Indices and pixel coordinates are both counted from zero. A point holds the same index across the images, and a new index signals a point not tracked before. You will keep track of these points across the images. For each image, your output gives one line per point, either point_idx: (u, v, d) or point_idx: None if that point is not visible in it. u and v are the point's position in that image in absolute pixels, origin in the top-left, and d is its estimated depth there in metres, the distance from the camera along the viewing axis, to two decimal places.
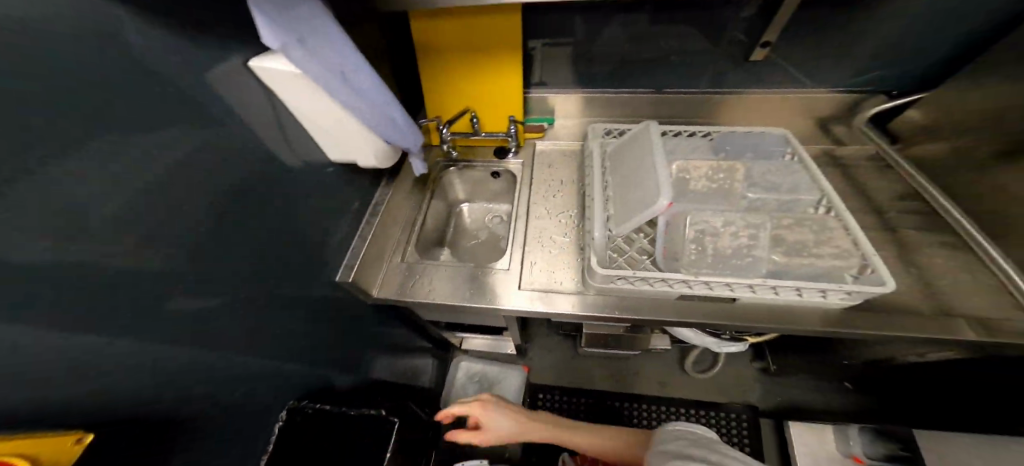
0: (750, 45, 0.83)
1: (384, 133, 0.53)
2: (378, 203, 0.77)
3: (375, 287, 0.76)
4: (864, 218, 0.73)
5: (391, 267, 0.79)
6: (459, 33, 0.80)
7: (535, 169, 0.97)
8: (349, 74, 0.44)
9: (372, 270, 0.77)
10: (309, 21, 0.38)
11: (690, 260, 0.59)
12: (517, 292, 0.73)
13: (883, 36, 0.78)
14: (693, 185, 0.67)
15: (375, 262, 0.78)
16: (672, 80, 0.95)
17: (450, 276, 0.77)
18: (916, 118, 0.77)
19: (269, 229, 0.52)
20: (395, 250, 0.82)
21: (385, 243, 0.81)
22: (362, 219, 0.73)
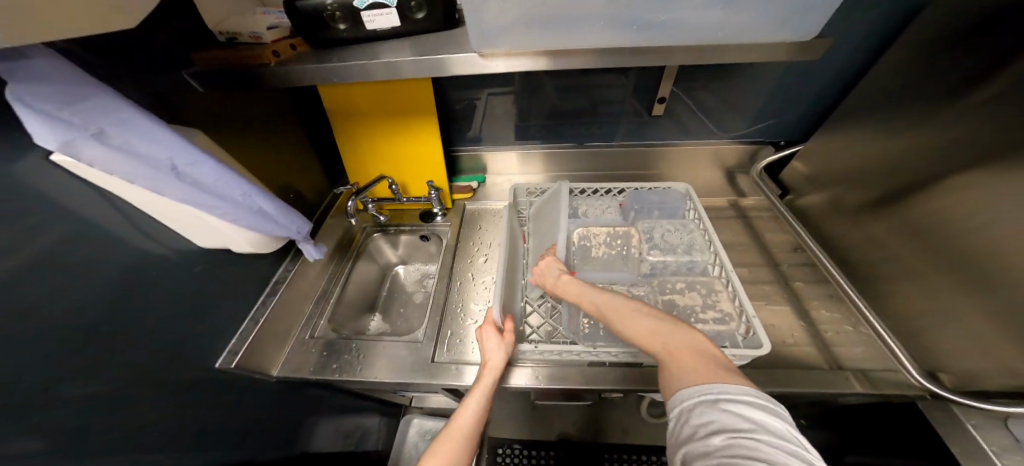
0: (648, 101, 0.91)
1: (249, 224, 0.48)
2: (284, 280, 0.74)
3: (277, 366, 0.70)
4: (765, 270, 0.77)
5: (300, 344, 0.74)
6: (368, 102, 0.79)
7: (462, 230, 0.96)
8: (187, 168, 0.40)
9: (276, 351, 0.71)
10: (117, 117, 0.34)
11: (585, 333, 0.60)
12: (429, 366, 0.69)
13: (765, 93, 0.88)
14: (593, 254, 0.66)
15: (282, 341, 0.73)
16: (585, 134, 1.01)
17: (359, 353, 0.73)
18: (802, 169, 0.88)
19: (138, 316, 0.47)
20: (305, 327, 0.77)
21: (295, 318, 0.76)
22: (262, 300, 0.70)
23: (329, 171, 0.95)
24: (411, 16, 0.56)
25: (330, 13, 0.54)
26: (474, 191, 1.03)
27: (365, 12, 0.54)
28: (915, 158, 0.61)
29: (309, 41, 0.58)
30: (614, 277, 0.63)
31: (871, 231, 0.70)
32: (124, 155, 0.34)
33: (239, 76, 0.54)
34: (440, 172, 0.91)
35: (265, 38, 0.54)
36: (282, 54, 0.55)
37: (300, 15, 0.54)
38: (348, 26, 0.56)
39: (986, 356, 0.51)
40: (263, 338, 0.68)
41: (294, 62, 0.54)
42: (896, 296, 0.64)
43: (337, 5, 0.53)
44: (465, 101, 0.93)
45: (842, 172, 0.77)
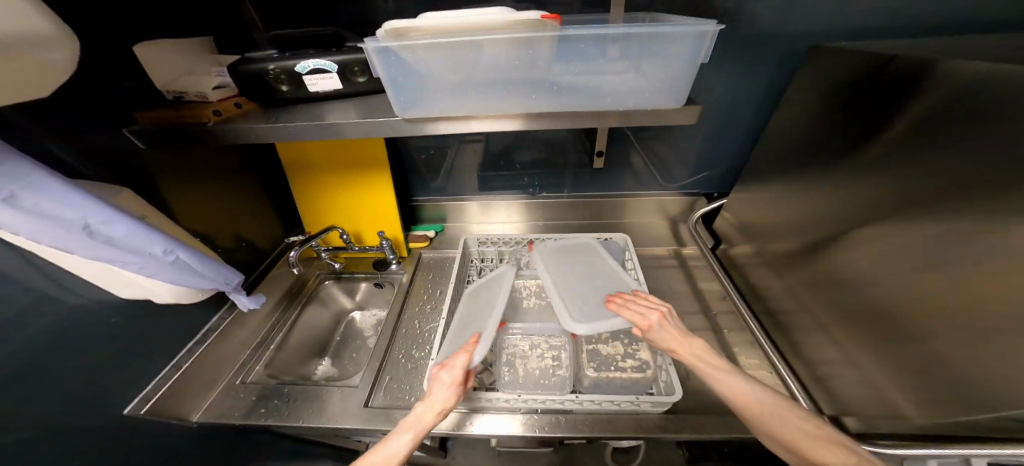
0: (591, 157, 1.00)
1: (171, 278, 0.49)
2: (217, 329, 0.70)
3: (199, 413, 0.63)
4: (701, 319, 0.80)
5: (228, 391, 0.68)
6: (325, 156, 0.83)
7: (416, 276, 0.96)
8: (103, 227, 0.41)
9: (202, 397, 0.65)
10: (26, 184, 0.35)
11: (504, 381, 0.58)
12: (360, 412, 0.65)
13: (693, 152, 0.98)
14: (526, 305, 0.72)
15: (207, 389, 0.66)
16: (538, 186, 1.08)
17: (291, 396, 0.67)
18: (732, 222, 0.95)
19: (44, 368, 0.44)
20: (238, 372, 0.71)
21: (226, 365, 0.71)
22: (187, 347, 0.65)
23: (287, 216, 0.97)
24: (352, 79, 0.62)
25: (274, 77, 0.59)
26: (430, 240, 1.04)
27: (307, 77, 0.60)
28: (817, 215, 0.69)
29: (256, 100, 0.62)
30: (541, 326, 0.65)
31: (789, 281, 0.75)
32: (32, 217, 0.35)
33: (177, 132, 0.57)
34: (394, 223, 0.93)
35: (210, 97, 0.60)
36: (224, 113, 0.59)
37: (244, 78, 0.59)
38: (291, 88, 0.61)
39: (879, 400, 0.54)
40: (184, 388, 0.62)
41: (234, 120, 0.58)
42: (810, 343, 0.67)
43: (279, 69, 0.58)
44: (422, 154, 1.00)
45: (762, 225, 0.85)
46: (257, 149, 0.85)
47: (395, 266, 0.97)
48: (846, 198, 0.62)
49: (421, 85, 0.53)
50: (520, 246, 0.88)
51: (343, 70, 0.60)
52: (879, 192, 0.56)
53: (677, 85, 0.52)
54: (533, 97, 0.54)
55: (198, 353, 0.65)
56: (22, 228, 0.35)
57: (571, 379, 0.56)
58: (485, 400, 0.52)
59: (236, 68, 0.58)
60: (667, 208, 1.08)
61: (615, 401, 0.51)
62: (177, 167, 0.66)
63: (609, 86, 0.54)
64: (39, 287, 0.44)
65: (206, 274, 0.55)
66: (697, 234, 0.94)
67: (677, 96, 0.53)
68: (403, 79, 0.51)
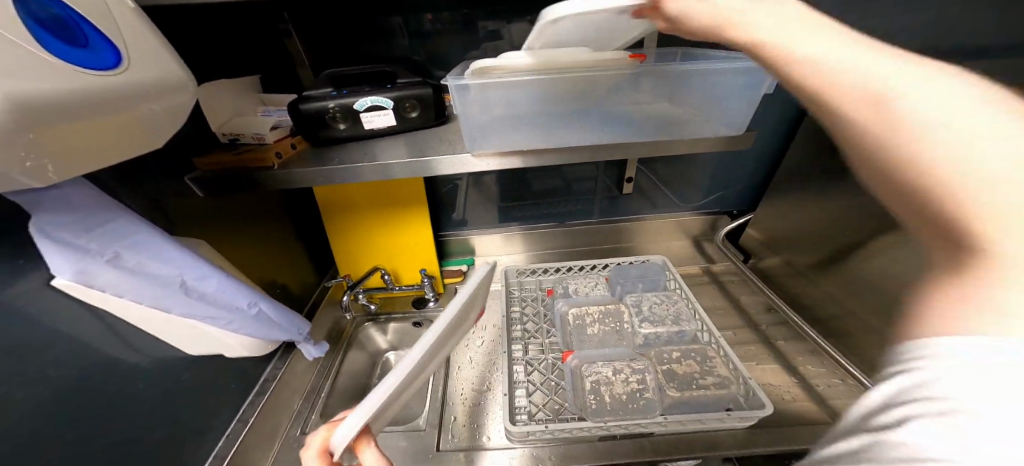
0: (616, 183, 1.04)
1: (253, 331, 0.49)
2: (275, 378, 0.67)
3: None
4: (749, 334, 0.81)
5: (289, 445, 0.63)
6: (366, 200, 0.83)
7: (456, 313, 0.93)
8: (193, 283, 0.42)
9: (266, 450, 0.61)
10: (124, 239, 0.36)
11: (590, 410, 0.58)
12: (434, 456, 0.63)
13: (710, 172, 1.04)
14: (588, 331, 0.72)
15: (268, 443, 0.61)
16: (565, 213, 1.11)
17: None
18: (756, 236, 0.99)
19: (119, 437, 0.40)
20: (295, 424, 0.66)
21: (281, 415, 0.66)
22: (250, 400, 0.62)
23: (319, 258, 0.95)
24: (405, 114, 0.64)
25: (332, 115, 0.60)
26: (463, 274, 1.03)
27: (364, 114, 0.62)
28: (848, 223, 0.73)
29: (309, 139, 0.63)
30: (607, 353, 0.67)
31: (827, 289, 0.78)
32: (136, 278, 0.37)
33: (238, 177, 0.56)
34: (431, 260, 0.92)
35: (268, 138, 0.59)
36: (284, 156, 0.59)
37: (303, 115, 0.60)
38: (347, 125, 0.62)
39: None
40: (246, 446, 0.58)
41: (294, 164, 0.58)
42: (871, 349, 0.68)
43: (339, 108, 0.60)
44: (453, 190, 1.02)
45: (789, 236, 0.89)
46: (295, 193, 0.85)
47: (433, 303, 0.95)
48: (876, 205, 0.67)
49: (493, 122, 0.56)
50: (563, 273, 0.89)
51: (397, 103, 0.63)
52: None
53: (726, 116, 0.57)
54: (598, 129, 0.58)
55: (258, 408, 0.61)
56: (122, 288, 0.37)
57: (656, 402, 0.56)
58: (579, 430, 0.51)
59: (297, 105, 0.58)
60: (689, 228, 1.12)
61: (709, 420, 0.51)
62: (227, 214, 0.65)
63: (669, 117, 0.58)
64: (114, 348, 0.41)
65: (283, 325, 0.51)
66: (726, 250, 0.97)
67: (730, 123, 0.58)
68: (477, 119, 0.55)
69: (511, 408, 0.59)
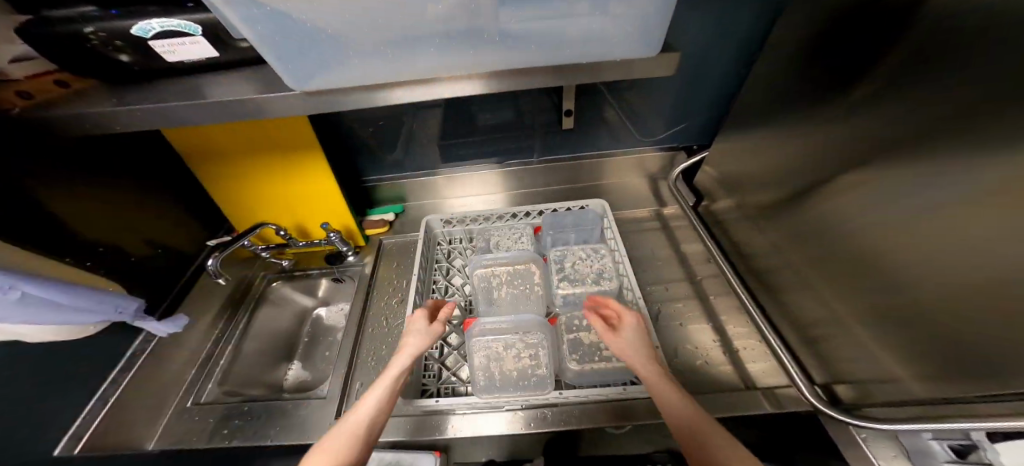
0: (556, 116, 0.88)
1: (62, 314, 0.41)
2: (145, 352, 0.67)
3: (154, 441, 0.59)
4: (682, 287, 0.77)
5: (179, 415, 0.63)
6: (235, 145, 0.67)
7: (377, 268, 0.87)
8: None
9: (157, 423, 0.61)
10: None
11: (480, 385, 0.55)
12: (330, 426, 0.61)
13: (672, 100, 0.88)
14: (499, 296, 0.67)
15: (156, 411, 0.62)
16: (504, 153, 0.97)
17: (252, 414, 0.63)
18: (712, 174, 0.88)
19: None
20: (188, 393, 0.66)
21: (170, 388, 0.65)
22: (111, 378, 0.62)
23: (209, 212, 0.83)
24: (232, 44, 0.43)
25: (102, 44, 0.40)
26: (389, 224, 0.94)
27: (154, 42, 0.41)
28: (804, 165, 0.63)
29: (94, 76, 0.44)
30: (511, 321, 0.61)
31: (772, 236, 0.71)
32: None
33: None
34: (342, 213, 0.81)
35: (12, 75, 0.44)
36: (36, 95, 0.43)
37: (67, 44, 0.39)
38: (133, 59, 0.43)
39: (870, 363, 0.53)
40: (124, 416, 0.60)
41: (59, 103, 0.42)
42: (800, 305, 0.65)
43: (106, 33, 0.39)
44: (363, 128, 0.86)
45: (745, 179, 0.78)
46: (145, 141, 0.69)
47: (353, 257, 0.88)
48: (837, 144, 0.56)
49: (315, 50, 0.39)
50: (487, 221, 0.80)
51: (215, 31, 0.41)
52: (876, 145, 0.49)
53: (645, 32, 0.41)
54: (470, 52, 0.41)
55: (124, 384, 0.62)
56: None
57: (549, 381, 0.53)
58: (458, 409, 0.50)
59: (29, 32, 0.37)
60: (646, 165, 1.00)
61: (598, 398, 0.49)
62: (35, 173, 0.52)
63: (567, 35, 0.41)
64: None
65: (80, 305, 0.42)
66: (676, 193, 0.87)
67: (650, 44, 0.42)
68: (283, 42, 0.37)
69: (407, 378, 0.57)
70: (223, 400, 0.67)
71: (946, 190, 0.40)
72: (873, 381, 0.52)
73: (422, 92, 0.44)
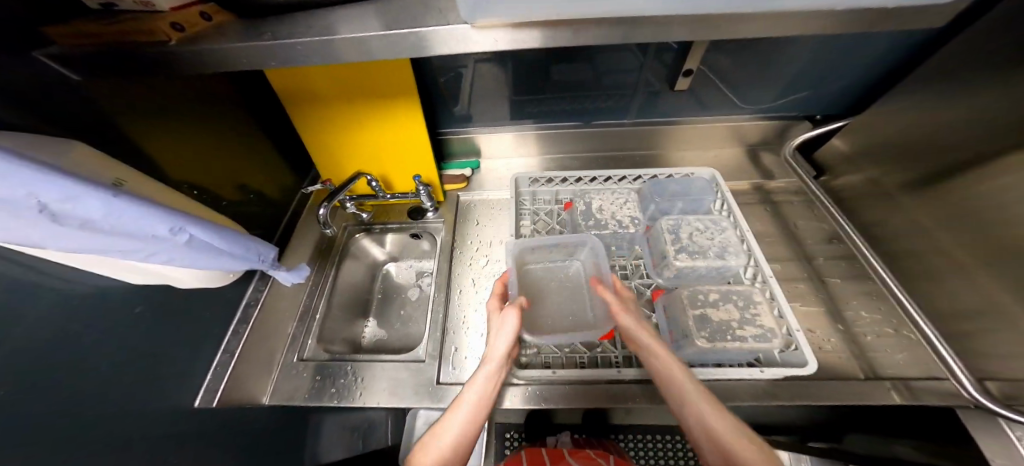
0: (671, 74, 0.78)
1: (219, 263, 0.42)
2: (258, 303, 0.67)
3: (269, 396, 0.66)
4: (791, 267, 0.69)
5: (287, 370, 0.70)
6: (334, 93, 0.61)
7: (460, 226, 0.85)
8: (95, 221, 0.29)
9: (266, 379, 0.67)
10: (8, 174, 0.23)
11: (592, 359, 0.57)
12: (432, 386, 0.63)
13: (813, 54, 0.74)
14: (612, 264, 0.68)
15: (270, 363, 0.68)
16: (598, 113, 0.89)
17: (356, 375, 0.66)
18: (841, 148, 0.78)
19: (59, 379, 0.37)
20: (293, 349, 0.72)
21: (277, 340, 0.70)
22: (233, 329, 0.62)
23: (294, 159, 0.81)
24: None
25: None
26: (467, 181, 0.91)
27: None
28: (988, 137, 0.52)
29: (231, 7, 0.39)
30: (551, 242, 0.67)
31: (919, 223, 0.63)
32: (44, 223, 0.26)
33: (123, 60, 0.36)
34: (429, 166, 0.77)
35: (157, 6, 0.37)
36: (189, 27, 0.37)
37: None
38: None
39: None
40: (250, 360, 0.64)
41: (205, 35, 0.37)
42: (943, 295, 0.58)
43: None
44: (457, 78, 0.79)
45: (891, 150, 0.68)
46: (244, 78, 0.65)
47: (432, 213, 0.87)
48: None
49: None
50: (581, 184, 0.77)
51: None
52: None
53: None
54: None
55: (245, 336, 0.63)
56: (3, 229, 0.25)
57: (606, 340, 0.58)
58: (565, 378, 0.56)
59: None
60: (750, 132, 0.90)
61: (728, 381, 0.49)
62: (147, 108, 0.49)
63: None
64: (29, 285, 0.35)
65: (234, 251, 0.43)
66: (791, 164, 0.77)
67: None
68: None
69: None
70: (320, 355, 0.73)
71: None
72: None
73: (610, 32, 0.36)
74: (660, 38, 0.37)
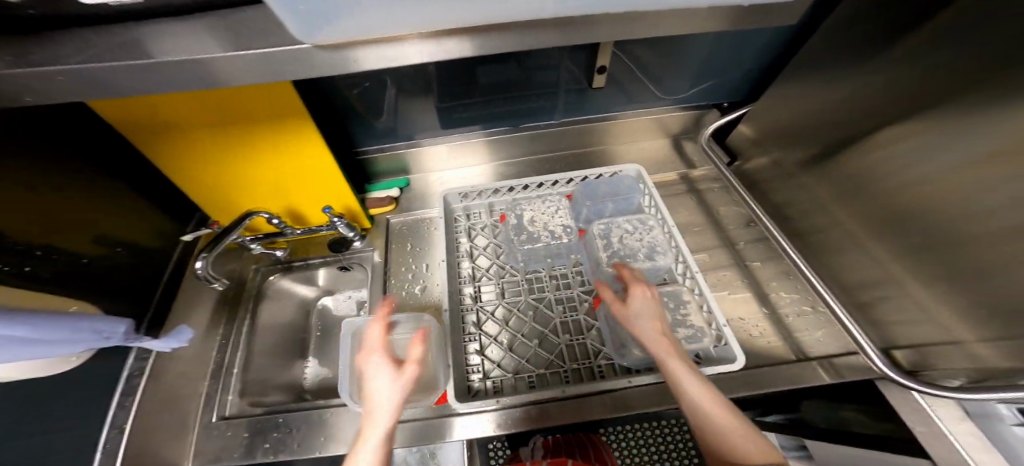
0: (585, 72, 0.77)
1: (29, 352, 0.34)
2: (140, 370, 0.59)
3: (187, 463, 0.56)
4: (719, 255, 0.71)
5: (207, 431, 0.58)
6: (193, 119, 0.51)
7: (393, 252, 0.79)
8: None
9: (184, 445, 0.56)
10: None
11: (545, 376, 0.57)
12: None
13: (712, 47, 0.77)
14: (552, 276, 0.67)
15: (180, 431, 0.57)
16: (523, 116, 0.86)
17: (292, 426, 0.58)
18: (749, 133, 0.82)
19: None
20: (210, 409, 0.60)
21: (185, 410, 0.59)
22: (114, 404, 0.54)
23: (174, 200, 0.69)
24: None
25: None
26: (394, 202, 0.84)
27: None
28: (859, 119, 0.57)
29: None
30: (390, 318, 0.63)
31: (819, 198, 0.67)
32: None
33: None
34: (344, 193, 0.69)
35: None
36: None
37: None
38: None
39: (933, 327, 0.51)
40: (146, 441, 0.55)
41: None
42: (848, 265, 0.62)
43: None
44: (360, 93, 0.72)
45: (789, 132, 0.72)
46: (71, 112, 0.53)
47: (359, 242, 0.79)
48: (905, 93, 0.49)
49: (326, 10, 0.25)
50: (512, 194, 0.73)
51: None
52: (963, 86, 0.42)
53: None
54: None
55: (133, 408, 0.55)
56: None
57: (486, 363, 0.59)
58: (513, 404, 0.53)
59: None
60: (671, 124, 0.92)
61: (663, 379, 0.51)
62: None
63: None
64: None
65: (48, 334, 0.34)
66: (709, 153, 0.79)
67: None
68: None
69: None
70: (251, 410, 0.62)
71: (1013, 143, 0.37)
72: (935, 344, 0.51)
73: (482, 44, 0.32)
74: (524, 45, 0.33)
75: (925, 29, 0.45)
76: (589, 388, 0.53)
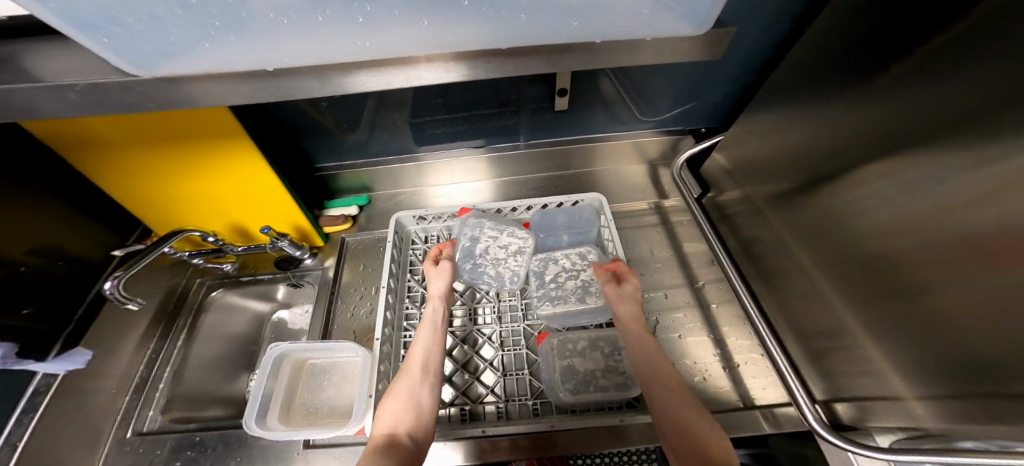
0: (547, 96, 0.75)
1: None
2: (49, 387, 0.59)
3: None
4: (679, 294, 0.68)
5: (119, 447, 0.55)
6: (132, 142, 0.50)
7: (347, 270, 0.77)
8: None
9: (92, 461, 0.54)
10: None
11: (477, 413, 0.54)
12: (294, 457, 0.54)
13: (680, 77, 0.75)
14: (500, 308, 0.65)
15: (92, 445, 0.55)
16: (490, 136, 0.84)
17: (208, 445, 0.55)
18: (720, 163, 0.79)
19: None
20: (126, 423, 0.58)
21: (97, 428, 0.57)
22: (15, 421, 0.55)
23: (117, 214, 0.68)
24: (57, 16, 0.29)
25: None
26: (352, 221, 0.82)
27: None
28: (816, 163, 0.54)
29: None
30: (321, 346, 0.59)
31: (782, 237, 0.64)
32: None
33: None
34: (294, 211, 0.67)
35: None
36: None
37: None
38: None
39: (878, 379, 0.48)
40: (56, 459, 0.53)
41: None
42: (805, 310, 0.59)
43: None
44: (315, 115, 0.70)
45: (754, 166, 0.70)
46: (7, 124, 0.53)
47: (311, 260, 0.77)
48: (858, 137, 0.47)
49: (162, 28, 0.25)
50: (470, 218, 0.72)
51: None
52: (909, 137, 0.40)
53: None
54: (427, 23, 0.28)
55: (32, 424, 0.55)
56: None
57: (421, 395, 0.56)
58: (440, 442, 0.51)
59: None
60: (645, 150, 0.90)
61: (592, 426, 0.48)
62: None
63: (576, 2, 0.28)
64: None
65: None
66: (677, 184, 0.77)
67: (693, 20, 0.31)
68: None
69: (300, 407, 0.58)
70: (176, 426, 0.60)
71: (957, 199, 0.35)
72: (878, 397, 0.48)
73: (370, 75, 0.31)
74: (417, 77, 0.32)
75: (876, 74, 0.43)
76: (519, 430, 0.51)
